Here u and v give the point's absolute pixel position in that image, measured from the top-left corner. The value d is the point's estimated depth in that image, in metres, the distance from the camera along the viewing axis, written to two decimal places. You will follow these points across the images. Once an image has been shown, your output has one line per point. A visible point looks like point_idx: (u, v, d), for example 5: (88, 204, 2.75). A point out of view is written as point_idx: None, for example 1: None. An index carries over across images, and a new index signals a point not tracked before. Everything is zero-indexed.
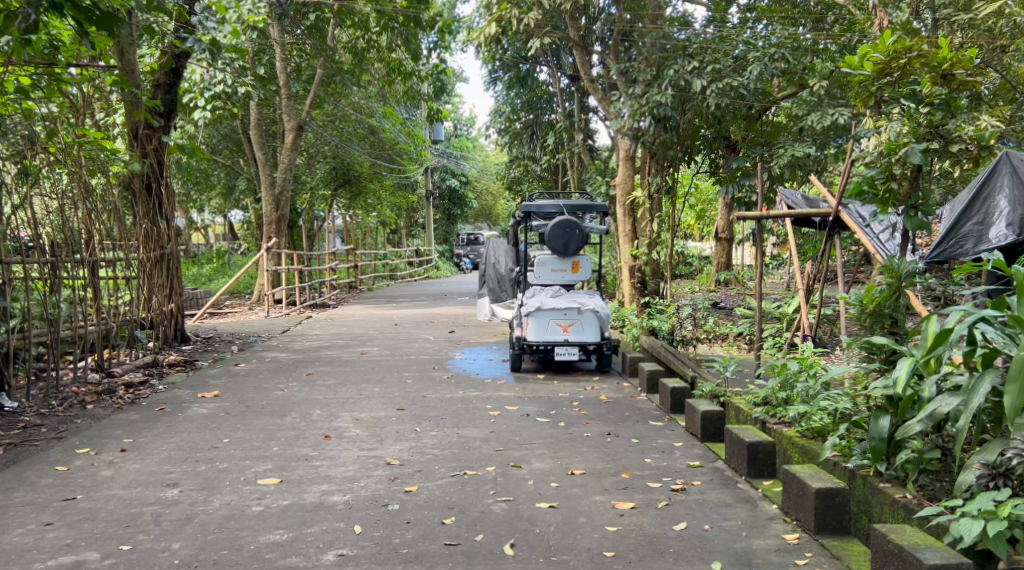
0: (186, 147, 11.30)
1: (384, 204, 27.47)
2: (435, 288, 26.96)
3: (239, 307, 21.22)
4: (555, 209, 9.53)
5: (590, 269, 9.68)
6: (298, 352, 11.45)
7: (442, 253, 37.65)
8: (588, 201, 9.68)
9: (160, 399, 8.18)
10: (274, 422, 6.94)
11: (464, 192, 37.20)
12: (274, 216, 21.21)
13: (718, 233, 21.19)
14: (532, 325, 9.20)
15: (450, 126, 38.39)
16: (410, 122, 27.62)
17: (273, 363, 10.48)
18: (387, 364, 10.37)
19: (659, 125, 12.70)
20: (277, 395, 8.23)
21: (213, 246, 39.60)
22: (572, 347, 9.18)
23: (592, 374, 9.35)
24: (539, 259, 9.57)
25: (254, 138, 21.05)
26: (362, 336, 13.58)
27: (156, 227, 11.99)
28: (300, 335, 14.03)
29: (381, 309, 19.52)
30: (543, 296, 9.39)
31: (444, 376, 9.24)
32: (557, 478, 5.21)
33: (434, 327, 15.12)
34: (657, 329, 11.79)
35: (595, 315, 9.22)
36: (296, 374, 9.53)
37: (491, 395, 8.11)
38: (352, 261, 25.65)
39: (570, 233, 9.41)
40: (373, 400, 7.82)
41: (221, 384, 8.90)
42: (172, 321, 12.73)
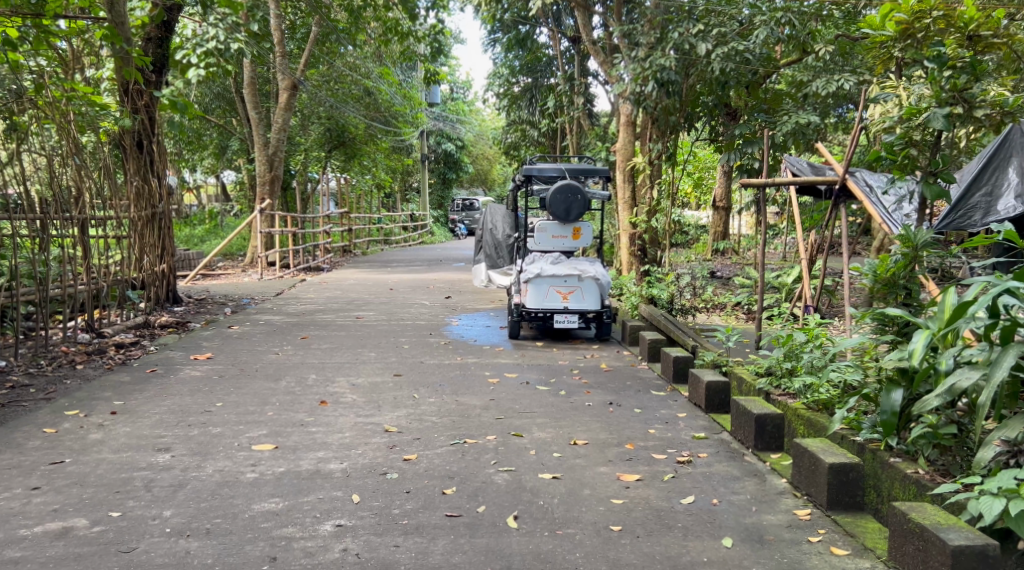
0: (179, 104, 11.08)
1: (379, 167, 27.21)
2: (430, 252, 26.77)
3: (232, 269, 21.02)
4: (556, 173, 9.32)
5: (591, 235, 9.51)
6: (292, 315, 11.30)
7: (437, 217, 37.45)
8: (590, 165, 9.48)
9: (153, 360, 8.03)
10: (268, 386, 6.79)
11: (459, 156, 36.87)
12: (267, 177, 20.95)
13: (716, 201, 21.02)
14: (531, 292, 9.06)
15: (445, 89, 37.97)
16: (406, 83, 27.26)
17: (267, 326, 10.33)
18: (383, 329, 10.23)
19: (661, 91, 12.52)
20: (272, 358, 8.09)
21: (206, 207, 39.29)
22: (572, 315, 9.03)
23: (591, 343, 9.23)
24: (539, 225, 9.41)
25: (248, 97, 20.74)
26: (357, 300, 13.43)
27: (146, 185, 11.76)
28: (294, 298, 13.87)
29: (376, 273, 19.36)
30: (543, 262, 9.24)
31: (441, 342, 9.11)
32: (560, 448, 5.09)
33: (430, 292, 14.97)
34: (656, 298, 11.68)
35: (595, 282, 9.07)
36: (291, 337, 9.38)
37: (488, 362, 7.98)
38: (346, 224, 25.41)
39: (571, 199, 9.18)
40: (370, 365, 7.68)
41: (215, 347, 8.75)
42: (164, 281, 12.53)
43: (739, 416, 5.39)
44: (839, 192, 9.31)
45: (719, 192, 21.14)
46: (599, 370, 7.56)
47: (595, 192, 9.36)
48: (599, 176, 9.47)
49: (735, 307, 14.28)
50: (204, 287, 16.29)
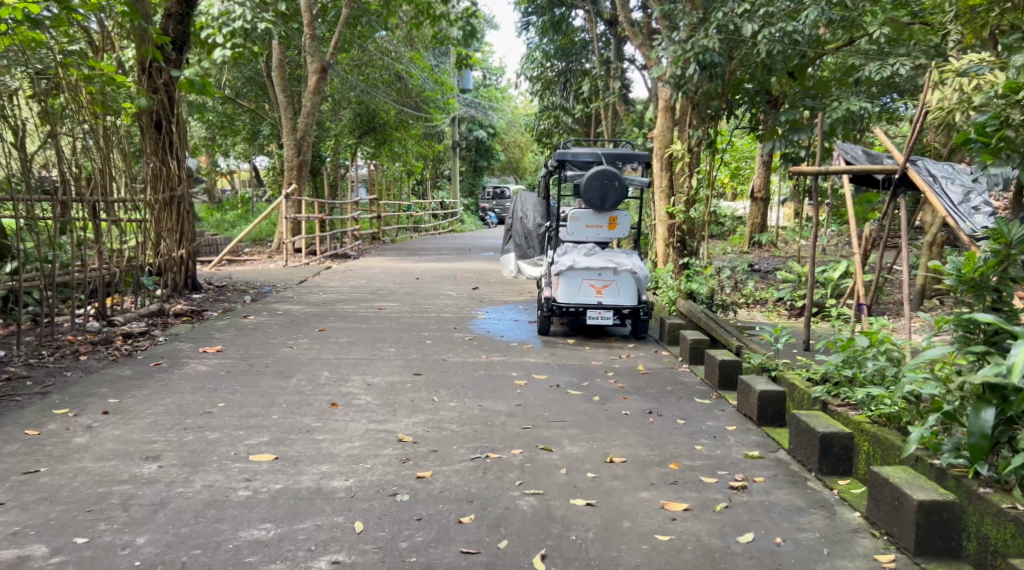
0: (197, 84, 10.64)
1: (409, 153, 26.69)
2: (459, 241, 26.23)
3: (258, 255, 20.61)
4: (591, 158, 8.67)
5: (628, 225, 8.88)
6: (312, 306, 10.78)
7: (468, 206, 36.86)
8: (629, 150, 8.82)
9: (159, 352, 7.51)
10: (277, 384, 6.25)
11: (491, 143, 36.24)
12: (295, 162, 20.48)
13: (755, 191, 20.24)
14: (562, 285, 8.45)
15: (477, 76, 37.36)
16: (438, 68, 26.67)
17: (285, 316, 9.80)
18: (405, 321, 9.65)
19: (704, 74, 11.82)
20: (285, 353, 7.54)
21: (236, 192, 38.94)
22: (606, 311, 8.40)
23: (626, 341, 8.61)
24: (572, 213, 8.79)
25: (276, 81, 20.26)
26: (381, 290, 12.87)
27: (165, 167, 11.23)
28: (316, 286, 13.33)
29: (402, 262, 18.85)
30: (576, 253, 8.63)
31: (466, 337, 8.52)
32: (594, 467, 4.50)
33: (457, 282, 14.39)
34: (695, 293, 11.01)
35: (632, 276, 8.44)
36: (307, 329, 8.84)
37: (516, 360, 7.39)
38: (375, 211, 24.89)
39: (607, 185, 8.53)
40: (388, 362, 7.11)
41: (226, 338, 8.23)
42: (181, 268, 12.05)
43: (797, 432, 4.76)
44: (899, 182, 8.67)
45: (758, 182, 20.33)
46: (636, 372, 6.96)
47: (633, 179, 8.68)
48: (638, 161, 8.79)
49: (776, 302, 13.57)
50: (226, 273, 15.83)
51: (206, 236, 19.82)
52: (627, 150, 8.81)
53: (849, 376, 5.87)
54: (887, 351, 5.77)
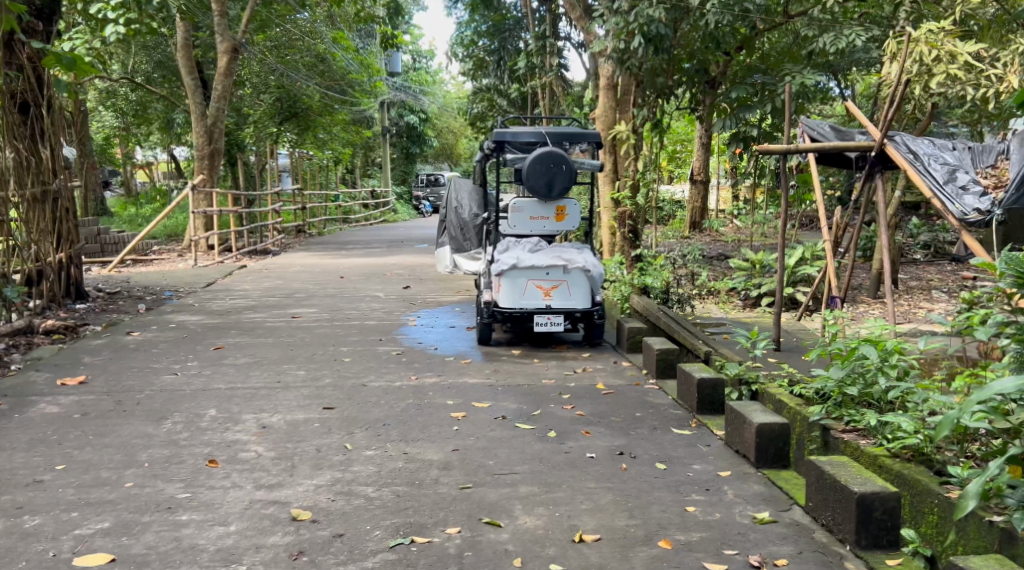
0: (66, 59, 9.23)
1: (335, 141, 25.07)
2: (391, 232, 24.79)
3: (170, 252, 18.97)
4: (533, 138, 7.40)
5: (579, 216, 7.69)
6: (215, 315, 9.38)
7: (400, 194, 35.24)
8: (577, 128, 7.55)
9: (8, 388, 6.11)
10: (144, 430, 4.93)
11: (423, 129, 34.66)
12: (206, 150, 18.86)
13: (695, 174, 19.20)
14: (505, 287, 7.25)
15: (407, 59, 35.72)
16: (364, 50, 25.06)
17: (178, 331, 8.40)
18: (322, 332, 8.34)
19: (649, 46, 10.64)
20: (167, 383, 6.18)
21: (153, 185, 36.73)
22: (556, 316, 7.24)
23: (579, 349, 7.43)
24: (514, 204, 7.57)
25: (182, 62, 18.52)
26: (298, 292, 11.48)
27: (32, 156, 9.96)
28: (224, 290, 11.86)
29: (328, 258, 17.42)
30: (518, 249, 7.45)
31: (391, 353, 7.26)
32: (558, 554, 3.33)
33: (386, 280, 13.06)
34: (649, 287, 9.88)
35: (584, 274, 7.30)
36: (201, 348, 7.48)
37: (450, 382, 6.15)
38: (301, 202, 23.27)
39: (552, 169, 7.24)
40: (292, 392, 5.81)
41: (98, 364, 6.83)
42: (61, 274, 10.67)
43: (819, 489, 3.65)
44: (872, 160, 7.43)
45: (697, 165, 19.19)
46: (596, 392, 5.77)
47: (584, 161, 7.41)
48: (589, 142, 7.55)
49: (730, 292, 12.58)
50: (127, 277, 14.27)
51: (112, 234, 18.15)
52: (577, 128, 7.55)
53: (852, 394, 4.73)
54: (898, 363, 4.65)
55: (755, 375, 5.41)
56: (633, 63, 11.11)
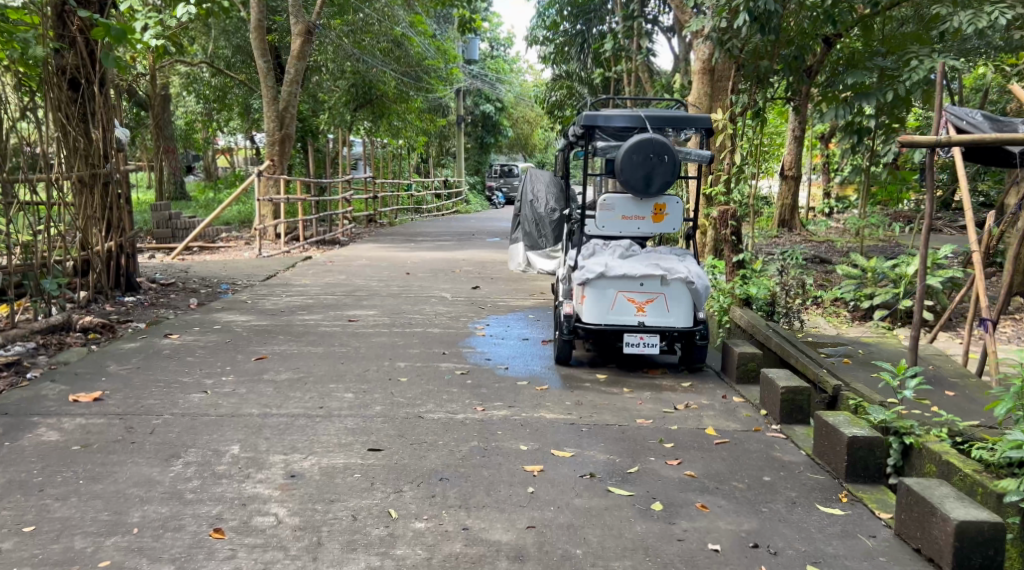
0: (114, 28, 8.45)
1: (410, 129, 24.13)
2: (463, 224, 23.88)
3: (236, 240, 18.31)
4: (629, 123, 6.27)
5: (682, 216, 6.49)
6: (265, 316, 8.48)
7: (473, 184, 34.28)
8: (682, 112, 6.37)
9: (12, 404, 5.25)
10: (147, 475, 4.00)
11: (499, 118, 33.61)
12: (276, 136, 18.03)
13: (785, 169, 17.17)
14: (590, 300, 6.22)
15: (484, 47, 34.68)
16: (440, 35, 24.05)
17: (221, 334, 7.49)
18: (379, 340, 7.35)
19: (755, 24, 9.30)
20: (191, 404, 5.25)
21: (230, 171, 36.40)
22: (651, 335, 6.15)
23: (676, 375, 6.31)
24: (604, 200, 6.41)
25: (254, 43, 17.64)
26: (360, 290, 10.56)
27: (82, 137, 9.19)
28: (283, 285, 11.00)
29: (396, 250, 16.48)
30: (607, 255, 6.40)
31: (456, 373, 6.22)
32: None
33: (456, 278, 12.06)
34: (752, 297, 8.65)
35: (686, 287, 6.18)
36: (240, 357, 6.55)
37: (524, 416, 5.09)
38: (372, 191, 22.44)
39: (652, 161, 6.09)
40: (332, 425, 4.82)
41: (121, 375, 5.95)
42: (110, 265, 9.87)
43: None
44: None
45: (788, 159, 17.36)
46: (708, 444, 4.63)
47: (690, 152, 6.22)
48: (696, 128, 6.35)
49: (835, 303, 11.23)
50: (186, 266, 13.55)
51: (181, 219, 17.57)
52: (680, 111, 6.36)
53: None
54: None
55: (907, 425, 4.22)
56: (734, 44, 9.98)
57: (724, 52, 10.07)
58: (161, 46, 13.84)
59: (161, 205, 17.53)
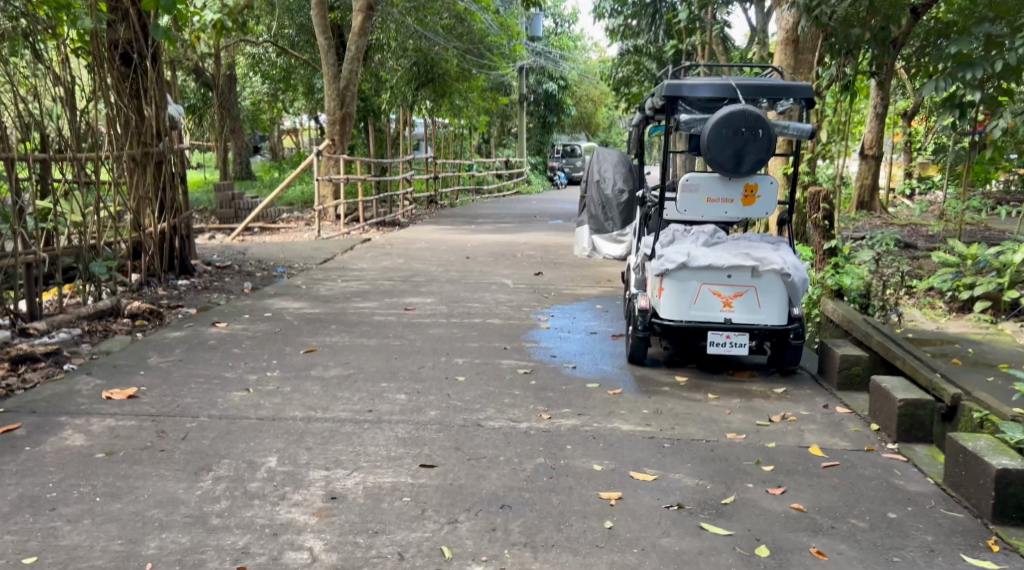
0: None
1: (472, 108, 23.55)
2: (525, 205, 23.29)
3: (297, 220, 18.01)
4: (716, 93, 5.66)
5: (775, 200, 5.85)
6: (319, 303, 8.04)
7: (536, 165, 33.61)
8: (776, 82, 5.74)
9: (42, 399, 4.84)
10: (170, 492, 3.54)
11: (562, 97, 32.82)
12: (337, 115, 17.60)
13: (865, 148, 15.70)
14: (671, 293, 5.66)
15: (548, 24, 33.86)
16: (504, 12, 23.38)
17: (271, 322, 7.06)
18: (437, 332, 6.85)
19: None
20: (229, 404, 4.79)
21: (293, 151, 36.28)
22: (739, 334, 5.59)
23: (765, 379, 5.71)
24: (686, 179, 5.78)
25: (315, 20, 17.20)
26: (420, 275, 10.09)
27: (135, 114, 8.78)
28: (340, 269, 10.58)
29: (458, 233, 15.97)
30: (688, 243, 5.82)
31: (519, 372, 5.67)
32: None
33: (520, 263, 11.51)
34: (843, 289, 7.96)
35: (780, 279, 5.59)
36: (288, 350, 6.09)
37: (596, 427, 4.54)
38: (433, 171, 21.96)
39: (743, 135, 5.49)
40: (382, 433, 4.32)
41: (160, 367, 5.52)
42: (163, 247, 9.50)
43: None
44: None
45: (870, 137, 15.74)
46: (813, 469, 4.02)
47: (788, 125, 5.64)
48: (793, 99, 5.77)
49: (929, 293, 10.40)
50: (243, 247, 13.24)
51: (244, 199, 17.33)
52: (776, 80, 5.78)
53: None
54: None
55: None
56: (823, 11, 8.98)
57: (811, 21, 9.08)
58: (219, 21, 13.45)
59: (224, 185, 17.33)
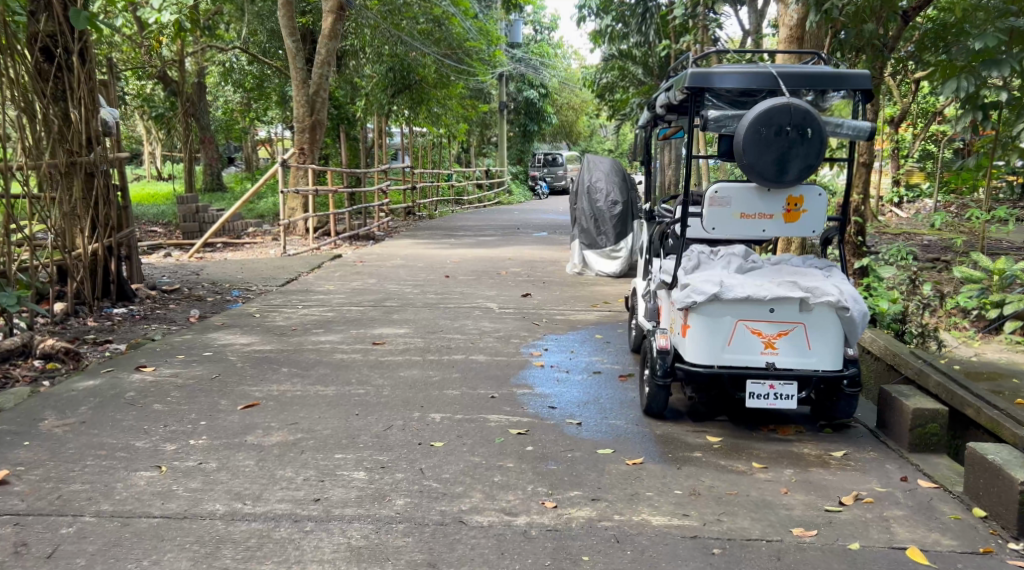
0: None
1: (451, 116, 22.43)
2: (507, 217, 22.16)
3: (264, 234, 16.79)
4: (755, 81, 4.59)
5: (824, 215, 4.75)
6: (272, 337, 6.87)
7: (516, 174, 32.50)
8: (828, 69, 4.66)
9: None
10: None
11: (543, 105, 31.76)
12: (307, 122, 16.22)
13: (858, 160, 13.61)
14: (700, 332, 4.54)
15: (528, 29, 32.83)
16: (483, 16, 22.30)
17: (210, 364, 5.87)
18: (409, 375, 5.71)
19: None
20: (133, 492, 3.65)
21: (266, 161, 34.91)
22: (786, 384, 4.50)
23: (815, 437, 4.64)
24: (717, 188, 4.68)
25: (283, 21, 15.85)
26: (394, 299, 8.95)
27: (59, 117, 7.55)
28: (303, 293, 9.41)
29: (437, 247, 14.82)
30: (718, 269, 4.72)
31: (511, 432, 4.55)
32: None
33: (506, 282, 10.39)
34: (880, 315, 6.92)
35: (834, 313, 4.50)
36: (222, 404, 4.94)
37: (617, 522, 3.45)
38: (410, 181, 20.79)
39: (788, 135, 4.41)
40: (330, 544, 3.21)
41: (54, 433, 4.34)
42: (97, 270, 8.28)
43: None
44: None
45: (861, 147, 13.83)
46: None
47: (842, 123, 4.58)
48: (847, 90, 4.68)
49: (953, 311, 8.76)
50: (200, 266, 12.03)
51: (209, 212, 16.06)
52: (824, 68, 4.69)
53: None
54: None
55: None
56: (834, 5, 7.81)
57: (820, 15, 7.93)
58: (176, 21, 12.25)
59: (187, 197, 16.11)
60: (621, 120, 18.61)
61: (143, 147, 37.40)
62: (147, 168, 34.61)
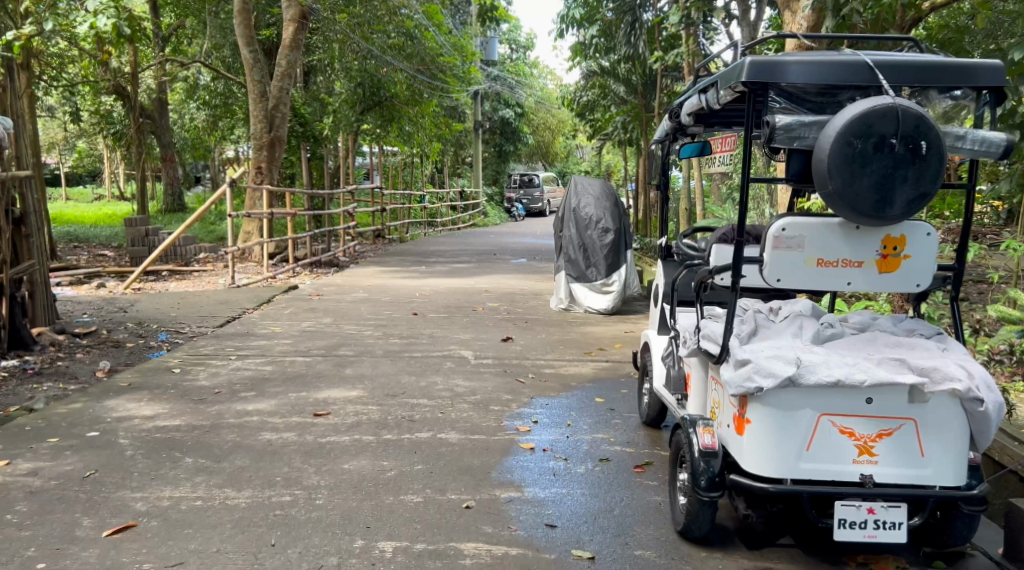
0: None
1: (425, 136, 21.02)
2: (483, 241, 20.71)
3: (217, 261, 15.23)
4: (845, 72, 3.23)
5: (935, 262, 3.37)
6: (187, 405, 5.39)
7: (492, 195, 31.18)
8: (947, 59, 3.28)
9: None
10: None
11: (520, 125, 30.44)
12: (265, 139, 14.55)
13: None
14: (764, 432, 3.15)
15: (504, 48, 31.54)
16: (456, 30, 20.93)
17: (86, 455, 4.38)
18: (353, 470, 4.25)
19: None
20: None
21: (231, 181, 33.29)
22: (891, 508, 3.11)
23: None
24: (788, 221, 3.30)
25: (240, 30, 14.28)
26: (348, 346, 7.48)
27: None
28: (243, 338, 7.91)
29: (405, 277, 13.33)
30: (786, 339, 3.34)
31: None
32: None
33: (483, 322, 8.97)
34: None
35: (958, 406, 3.10)
36: (83, 529, 3.50)
37: None
38: (379, 204, 19.29)
39: (889, 150, 3.03)
40: None
41: None
42: None
43: None
44: None
45: None
46: None
47: (965, 134, 3.20)
48: (971, 89, 3.30)
49: None
50: (131, 300, 10.49)
51: (161, 235, 14.43)
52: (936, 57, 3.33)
53: None
54: None
55: None
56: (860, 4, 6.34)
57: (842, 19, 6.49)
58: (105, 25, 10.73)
59: (137, 220, 14.47)
60: (603, 140, 17.27)
61: (103, 165, 35.53)
62: (107, 188, 32.85)
